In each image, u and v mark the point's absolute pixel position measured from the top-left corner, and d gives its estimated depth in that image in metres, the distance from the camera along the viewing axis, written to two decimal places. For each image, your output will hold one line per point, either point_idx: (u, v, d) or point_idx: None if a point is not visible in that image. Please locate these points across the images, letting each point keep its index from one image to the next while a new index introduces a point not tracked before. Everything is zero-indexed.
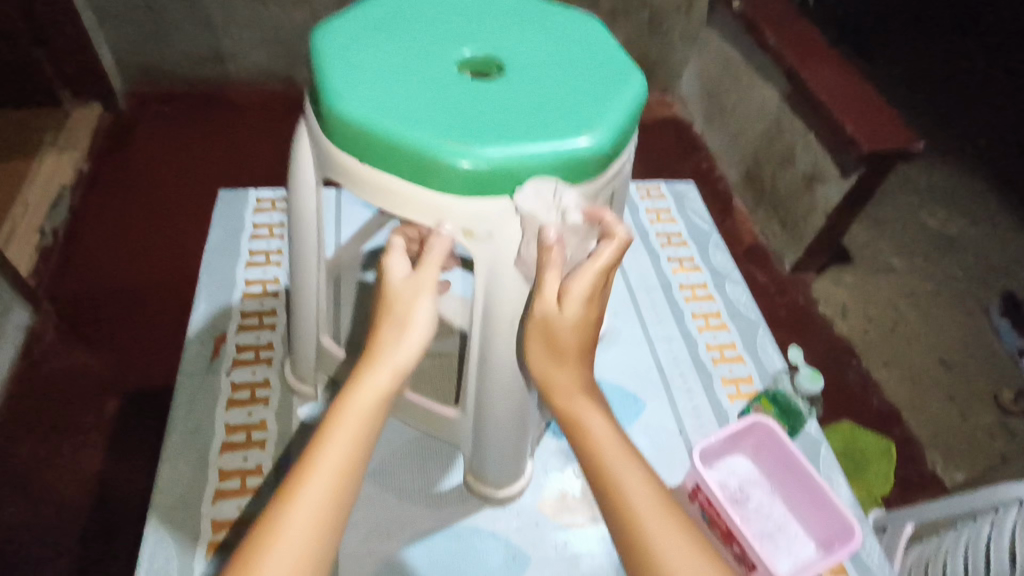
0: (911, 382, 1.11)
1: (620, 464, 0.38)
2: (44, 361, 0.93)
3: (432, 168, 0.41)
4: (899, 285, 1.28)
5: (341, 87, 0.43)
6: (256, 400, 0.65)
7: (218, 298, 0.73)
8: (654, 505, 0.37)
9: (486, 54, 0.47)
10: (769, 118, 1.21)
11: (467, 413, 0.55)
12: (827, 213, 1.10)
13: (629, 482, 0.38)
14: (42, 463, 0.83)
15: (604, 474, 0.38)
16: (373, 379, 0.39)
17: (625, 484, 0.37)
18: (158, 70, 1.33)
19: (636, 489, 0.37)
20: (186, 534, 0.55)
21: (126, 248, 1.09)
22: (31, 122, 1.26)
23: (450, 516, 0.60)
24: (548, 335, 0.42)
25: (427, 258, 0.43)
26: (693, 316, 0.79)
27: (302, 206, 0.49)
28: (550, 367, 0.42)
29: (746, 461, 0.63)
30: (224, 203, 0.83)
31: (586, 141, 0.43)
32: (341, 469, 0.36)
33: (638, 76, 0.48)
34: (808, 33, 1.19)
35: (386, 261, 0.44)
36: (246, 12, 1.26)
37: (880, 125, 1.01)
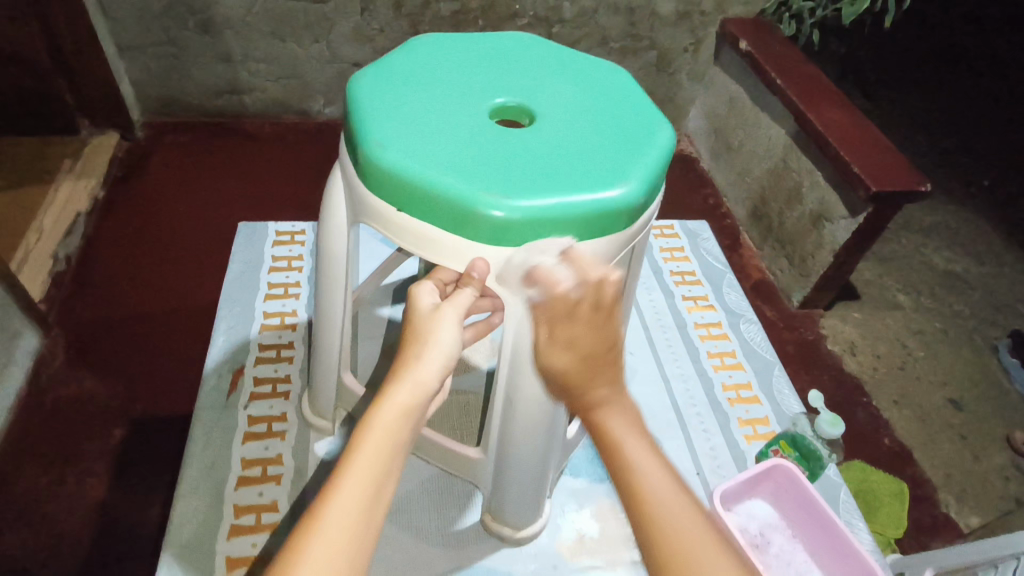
0: (921, 421, 1.10)
1: (637, 457, 0.37)
2: (52, 388, 0.92)
3: (467, 217, 0.42)
4: (908, 322, 1.28)
5: (378, 135, 0.44)
6: (273, 434, 0.64)
7: (236, 330, 0.73)
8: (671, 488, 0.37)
9: (519, 102, 0.48)
10: (777, 157, 1.23)
11: (489, 453, 0.55)
12: (834, 252, 1.11)
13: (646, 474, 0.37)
14: (47, 492, 0.82)
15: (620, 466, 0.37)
16: (396, 401, 0.40)
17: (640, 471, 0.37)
18: (176, 101, 1.36)
19: (653, 477, 0.37)
20: (199, 570, 0.55)
21: (140, 276, 1.10)
22: (49, 149, 1.28)
23: (467, 556, 0.59)
24: (547, 341, 0.43)
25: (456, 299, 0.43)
26: (709, 356, 0.79)
27: (333, 247, 0.50)
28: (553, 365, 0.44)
29: (766, 505, 0.63)
30: (244, 235, 0.84)
31: (618, 193, 0.43)
32: (366, 482, 0.37)
33: (667, 128, 0.48)
34: (815, 75, 1.22)
35: (414, 288, 0.45)
36: (263, 46, 1.29)
37: (887, 166, 1.03)
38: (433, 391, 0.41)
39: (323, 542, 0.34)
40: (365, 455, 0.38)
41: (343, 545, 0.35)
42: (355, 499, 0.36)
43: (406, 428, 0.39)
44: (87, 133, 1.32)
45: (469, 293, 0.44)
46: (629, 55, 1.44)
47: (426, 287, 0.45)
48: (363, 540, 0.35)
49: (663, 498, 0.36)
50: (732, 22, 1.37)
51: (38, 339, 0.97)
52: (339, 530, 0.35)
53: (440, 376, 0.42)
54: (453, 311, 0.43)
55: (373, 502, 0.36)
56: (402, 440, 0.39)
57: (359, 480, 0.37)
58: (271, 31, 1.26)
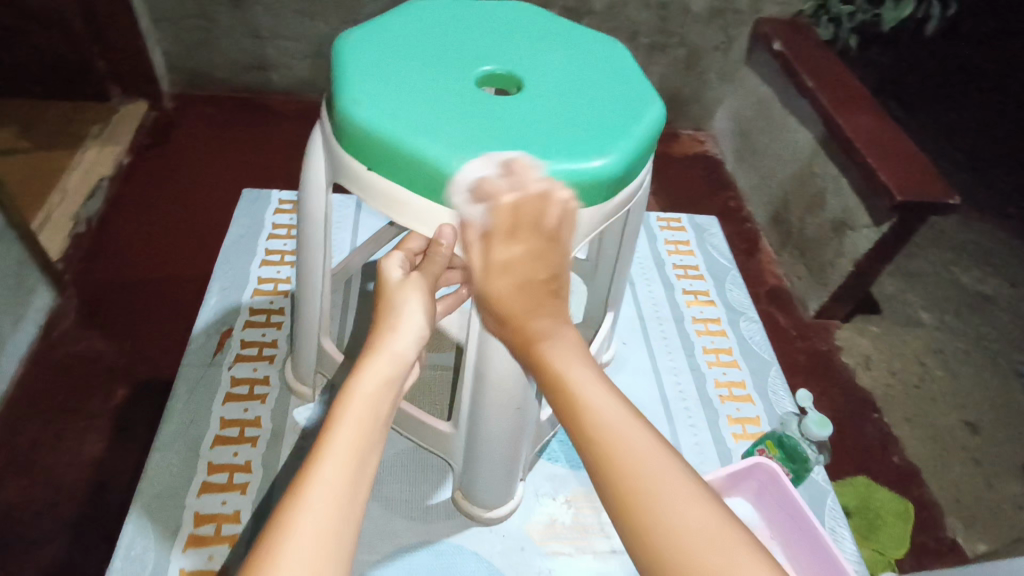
0: (933, 442, 1.06)
1: (604, 408, 0.36)
2: (62, 345, 0.94)
3: (438, 179, 0.41)
4: (928, 340, 1.23)
5: (357, 93, 0.43)
6: (254, 396, 0.65)
7: (230, 293, 0.74)
8: (637, 434, 0.35)
9: (507, 70, 0.47)
10: (802, 161, 1.20)
11: (460, 427, 0.54)
12: (855, 261, 1.08)
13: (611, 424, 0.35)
14: (45, 444, 0.84)
15: (582, 428, 0.36)
16: (377, 371, 0.38)
17: (605, 421, 0.35)
18: (204, 74, 1.38)
19: (634, 437, 0.34)
20: (168, 523, 0.55)
21: (153, 240, 1.11)
22: (78, 114, 1.31)
23: (435, 531, 0.58)
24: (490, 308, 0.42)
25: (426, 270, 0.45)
26: (704, 351, 0.77)
27: (311, 209, 0.50)
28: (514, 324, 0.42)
29: (746, 505, 0.61)
30: (248, 202, 0.85)
31: (598, 164, 0.42)
32: (354, 448, 0.34)
33: (658, 105, 0.47)
34: (848, 79, 1.18)
35: (383, 261, 0.46)
36: (292, 25, 1.30)
37: (915, 175, 0.99)
38: (411, 363, 0.41)
39: (312, 516, 0.31)
40: (349, 426, 0.35)
41: (334, 521, 0.31)
42: (343, 470, 0.33)
43: (388, 397, 0.38)
44: (116, 101, 1.35)
45: (439, 262, 0.43)
46: (658, 51, 1.41)
47: (396, 259, 0.46)
48: (353, 513, 0.32)
49: (634, 453, 0.34)
50: (767, 23, 1.34)
51: (53, 297, 0.99)
52: (328, 505, 0.32)
53: (416, 347, 0.41)
54: (423, 279, 0.45)
55: (361, 473, 0.34)
56: (385, 408, 0.37)
57: (344, 450, 0.34)
58: (301, 9, 1.27)
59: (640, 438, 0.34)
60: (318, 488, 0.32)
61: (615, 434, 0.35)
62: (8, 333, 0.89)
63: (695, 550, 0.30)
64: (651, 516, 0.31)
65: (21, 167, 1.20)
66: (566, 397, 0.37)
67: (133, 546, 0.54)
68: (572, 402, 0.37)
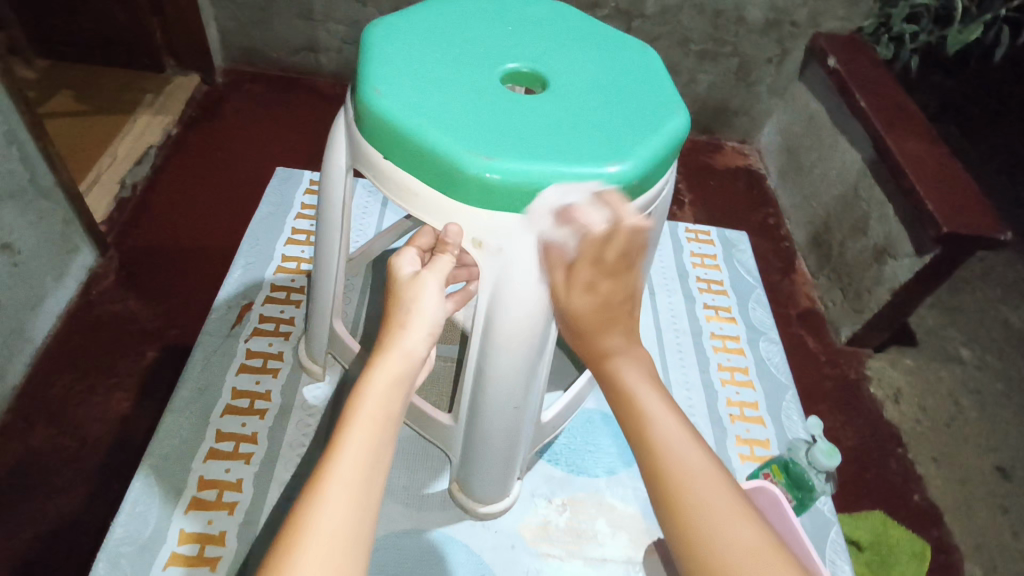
0: (959, 485, 1.02)
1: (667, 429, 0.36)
2: (100, 303, 0.98)
3: (450, 173, 0.41)
4: (965, 378, 1.19)
5: (379, 83, 0.43)
6: (266, 369, 0.66)
7: (254, 268, 0.76)
8: (700, 466, 0.34)
9: (532, 69, 0.47)
10: (848, 183, 1.16)
11: (460, 421, 0.55)
12: (894, 290, 1.04)
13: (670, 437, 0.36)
14: (77, 396, 0.87)
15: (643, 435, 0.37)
16: (386, 372, 0.38)
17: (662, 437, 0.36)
18: (256, 52, 1.41)
19: (685, 454, 0.35)
20: (174, 484, 0.57)
21: (193, 210, 1.15)
22: (135, 83, 1.36)
23: (429, 520, 0.59)
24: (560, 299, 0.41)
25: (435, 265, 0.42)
26: (719, 368, 0.76)
27: (330, 191, 0.50)
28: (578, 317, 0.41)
29: None
30: (281, 180, 0.87)
31: (612, 170, 0.41)
32: (367, 451, 0.35)
33: (681, 115, 0.46)
34: (904, 102, 1.14)
35: (395, 258, 0.43)
36: (344, 9, 1.31)
37: (964, 207, 0.95)
38: (422, 360, 0.40)
39: (325, 523, 0.32)
40: (360, 430, 0.36)
41: (344, 529, 0.32)
42: (355, 476, 0.34)
43: (399, 397, 0.38)
44: (171, 73, 1.39)
45: (446, 260, 0.42)
46: (708, 59, 1.39)
47: (408, 256, 0.44)
48: (363, 518, 0.33)
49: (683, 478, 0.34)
50: (824, 38, 1.30)
51: (95, 257, 1.03)
52: (339, 511, 0.32)
53: (427, 346, 0.41)
54: (435, 280, 0.42)
55: (372, 477, 0.34)
56: (395, 409, 0.38)
57: (356, 453, 0.34)
58: None
59: (706, 465, 0.34)
60: (331, 495, 0.33)
61: (667, 444, 0.35)
62: (51, 288, 0.93)
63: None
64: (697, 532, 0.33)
65: (78, 130, 1.25)
66: (638, 416, 0.37)
67: (138, 502, 0.56)
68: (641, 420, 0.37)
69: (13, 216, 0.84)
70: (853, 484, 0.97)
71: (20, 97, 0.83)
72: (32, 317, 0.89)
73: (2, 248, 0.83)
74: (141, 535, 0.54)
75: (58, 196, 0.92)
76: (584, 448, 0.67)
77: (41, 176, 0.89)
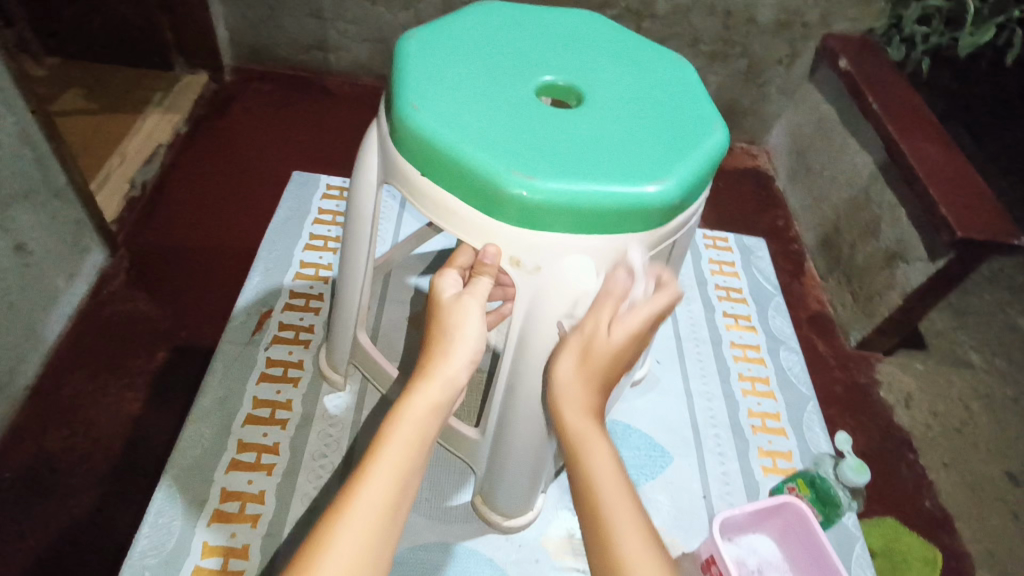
0: (970, 490, 1.02)
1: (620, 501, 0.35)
2: (110, 303, 0.97)
3: (489, 192, 0.40)
4: (975, 382, 1.18)
5: (415, 97, 0.43)
6: (287, 378, 0.66)
7: (272, 275, 0.75)
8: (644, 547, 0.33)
9: (568, 82, 0.46)
10: (860, 187, 1.15)
11: (486, 437, 0.54)
12: (905, 295, 1.03)
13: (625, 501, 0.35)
14: (88, 398, 0.86)
15: (600, 514, 0.35)
16: (428, 396, 0.39)
17: (617, 517, 0.35)
18: (265, 50, 1.40)
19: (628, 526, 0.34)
20: (196, 495, 0.57)
21: (202, 210, 1.14)
22: (144, 80, 1.35)
23: (453, 533, 0.59)
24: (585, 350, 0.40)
25: (472, 291, 0.43)
26: (740, 378, 0.75)
27: (360, 204, 0.50)
28: (574, 379, 0.40)
29: (770, 542, 0.59)
30: (297, 184, 0.86)
31: (652, 189, 0.41)
32: (401, 472, 0.35)
33: (720, 131, 0.45)
34: (917, 105, 1.13)
35: (436, 278, 0.45)
36: (353, 9, 1.30)
37: (978, 212, 0.94)
38: (460, 387, 0.41)
39: (347, 543, 0.32)
40: (390, 455, 0.36)
41: (365, 554, 0.32)
42: (383, 500, 0.34)
43: (436, 423, 0.39)
44: (180, 71, 1.38)
45: (485, 283, 0.43)
46: (719, 60, 1.38)
47: (451, 277, 0.45)
48: (384, 546, 0.33)
49: (632, 544, 0.33)
50: (835, 39, 1.29)
51: (105, 257, 1.02)
52: (362, 536, 0.33)
53: (467, 372, 0.41)
54: (476, 304, 0.42)
55: (399, 504, 0.35)
56: (430, 435, 0.38)
57: (387, 476, 0.35)
58: None
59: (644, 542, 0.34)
60: (360, 508, 0.33)
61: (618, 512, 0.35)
62: (62, 289, 0.93)
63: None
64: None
65: (87, 128, 1.24)
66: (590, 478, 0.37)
67: (160, 514, 0.55)
68: (597, 492, 0.36)
69: (26, 216, 0.84)
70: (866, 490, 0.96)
71: (32, 97, 0.82)
72: (43, 317, 0.89)
73: (15, 248, 0.82)
74: (165, 547, 0.53)
75: (69, 196, 0.92)
76: None
77: (53, 176, 0.88)
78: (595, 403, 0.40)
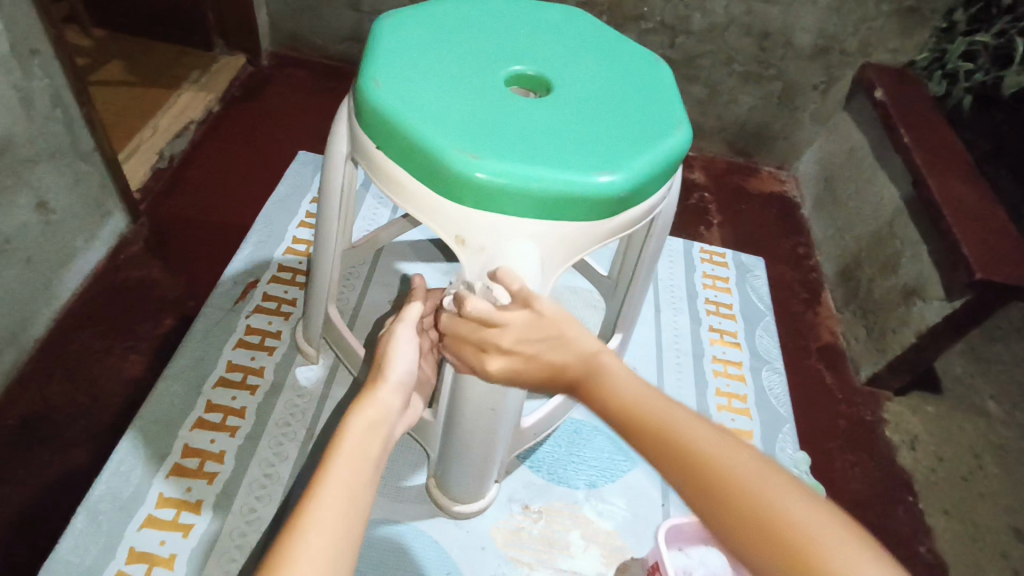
0: (970, 542, 0.96)
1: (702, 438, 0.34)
2: (125, 268, 1.01)
3: (436, 168, 0.41)
4: (990, 432, 1.13)
5: (383, 77, 0.44)
6: (263, 346, 0.68)
7: (265, 248, 0.77)
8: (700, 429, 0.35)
9: (538, 72, 0.47)
10: (884, 219, 1.13)
11: (438, 418, 0.55)
12: (918, 333, 1.01)
13: (691, 430, 0.34)
14: (92, 356, 0.89)
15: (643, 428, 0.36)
16: (363, 416, 0.43)
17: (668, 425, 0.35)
18: (304, 39, 1.44)
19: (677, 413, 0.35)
20: (159, 449, 0.59)
21: (224, 186, 1.17)
22: (184, 58, 1.40)
23: (403, 512, 0.59)
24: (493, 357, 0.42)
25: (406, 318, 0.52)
26: (717, 393, 0.74)
27: (329, 177, 0.51)
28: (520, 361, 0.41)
29: (722, 557, 0.57)
30: (302, 163, 0.89)
31: (603, 179, 0.41)
32: (350, 482, 0.38)
33: (683, 130, 0.46)
34: (950, 140, 1.10)
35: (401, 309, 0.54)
36: (392, 4, 1.33)
37: (1002, 254, 0.91)
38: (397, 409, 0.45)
39: (310, 547, 0.34)
40: (342, 468, 0.39)
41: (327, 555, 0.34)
42: (337, 508, 0.36)
43: (377, 438, 0.42)
44: (219, 52, 1.43)
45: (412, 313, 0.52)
46: (751, 82, 1.36)
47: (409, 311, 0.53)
48: (344, 551, 0.35)
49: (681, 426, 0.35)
50: (873, 68, 1.26)
51: (126, 223, 1.06)
52: (321, 541, 0.34)
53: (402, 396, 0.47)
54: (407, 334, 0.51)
55: (353, 512, 0.37)
56: (373, 448, 0.41)
57: (338, 485, 0.37)
58: None
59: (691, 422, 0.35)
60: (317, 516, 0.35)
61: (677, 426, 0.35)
62: (81, 249, 0.96)
63: (835, 557, 0.29)
64: (780, 524, 0.30)
65: (124, 99, 1.29)
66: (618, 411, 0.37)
67: (122, 462, 0.57)
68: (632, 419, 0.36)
69: (51, 175, 0.87)
70: None
71: (70, 64, 0.86)
72: (59, 274, 0.92)
73: (38, 205, 0.86)
74: (121, 494, 0.55)
75: (96, 161, 0.95)
76: (568, 458, 0.66)
77: (81, 140, 0.92)
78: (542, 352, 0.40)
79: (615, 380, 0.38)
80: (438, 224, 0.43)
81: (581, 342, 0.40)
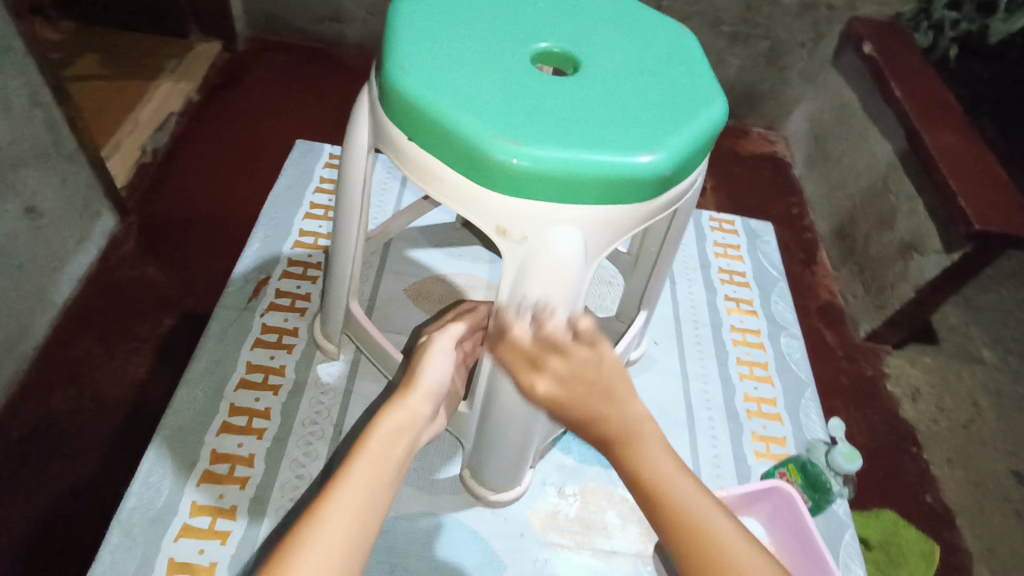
0: (973, 487, 0.99)
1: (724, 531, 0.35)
2: (118, 268, 0.98)
3: (472, 155, 0.39)
4: (986, 379, 1.15)
5: (408, 62, 0.42)
6: (282, 345, 0.66)
7: (272, 243, 0.75)
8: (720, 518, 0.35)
9: (565, 50, 0.45)
10: (878, 174, 1.12)
11: (474, 410, 0.54)
12: (918, 287, 1.01)
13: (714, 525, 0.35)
14: (93, 361, 0.87)
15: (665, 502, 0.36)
16: (392, 418, 0.42)
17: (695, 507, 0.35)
18: (279, 20, 1.39)
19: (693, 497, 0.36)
20: (186, 456, 0.58)
21: (212, 178, 1.13)
22: (158, 48, 1.35)
23: (439, 503, 0.59)
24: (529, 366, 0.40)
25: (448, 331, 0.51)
26: (738, 362, 0.74)
27: (351, 169, 0.49)
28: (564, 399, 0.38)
29: (758, 526, 0.59)
30: (299, 153, 0.86)
31: (645, 160, 0.40)
32: (372, 481, 0.37)
33: (719, 104, 0.44)
34: (942, 92, 1.09)
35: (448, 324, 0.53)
36: None
37: (1000, 204, 0.92)
38: (425, 416, 0.44)
39: (325, 541, 0.34)
40: (367, 463, 0.38)
41: (342, 553, 0.34)
42: (357, 507, 0.36)
43: (403, 440, 0.41)
44: (193, 38, 1.38)
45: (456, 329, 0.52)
46: (739, 42, 1.34)
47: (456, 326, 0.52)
48: (355, 553, 0.35)
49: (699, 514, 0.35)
50: (861, 22, 1.24)
51: (115, 222, 1.02)
52: (332, 541, 0.34)
53: (433, 401, 0.46)
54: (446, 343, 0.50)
55: (373, 510, 0.36)
56: (398, 450, 0.41)
57: (361, 483, 0.37)
58: None
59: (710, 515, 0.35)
60: (335, 513, 0.35)
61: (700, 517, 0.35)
62: (72, 252, 0.93)
63: None
64: None
65: (102, 94, 1.24)
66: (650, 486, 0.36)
67: (150, 472, 0.56)
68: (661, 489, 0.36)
69: (36, 179, 0.84)
70: (869, 482, 0.94)
71: (43, 59, 0.82)
72: (53, 280, 0.89)
73: (27, 211, 0.83)
74: (153, 505, 0.54)
75: (80, 160, 0.92)
76: None
77: (63, 140, 0.88)
78: (590, 405, 0.37)
79: (653, 452, 0.37)
80: (469, 211, 0.42)
81: (629, 401, 0.38)
